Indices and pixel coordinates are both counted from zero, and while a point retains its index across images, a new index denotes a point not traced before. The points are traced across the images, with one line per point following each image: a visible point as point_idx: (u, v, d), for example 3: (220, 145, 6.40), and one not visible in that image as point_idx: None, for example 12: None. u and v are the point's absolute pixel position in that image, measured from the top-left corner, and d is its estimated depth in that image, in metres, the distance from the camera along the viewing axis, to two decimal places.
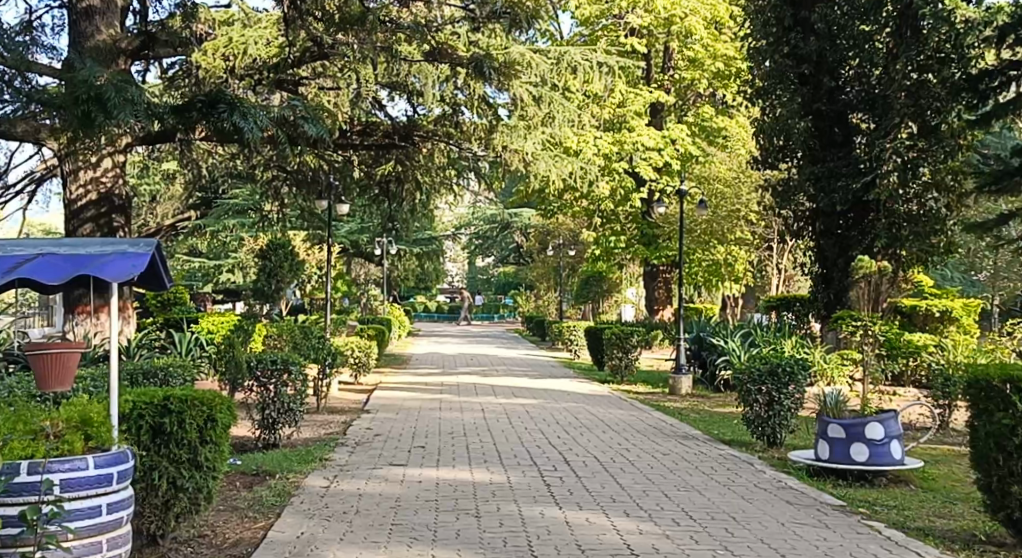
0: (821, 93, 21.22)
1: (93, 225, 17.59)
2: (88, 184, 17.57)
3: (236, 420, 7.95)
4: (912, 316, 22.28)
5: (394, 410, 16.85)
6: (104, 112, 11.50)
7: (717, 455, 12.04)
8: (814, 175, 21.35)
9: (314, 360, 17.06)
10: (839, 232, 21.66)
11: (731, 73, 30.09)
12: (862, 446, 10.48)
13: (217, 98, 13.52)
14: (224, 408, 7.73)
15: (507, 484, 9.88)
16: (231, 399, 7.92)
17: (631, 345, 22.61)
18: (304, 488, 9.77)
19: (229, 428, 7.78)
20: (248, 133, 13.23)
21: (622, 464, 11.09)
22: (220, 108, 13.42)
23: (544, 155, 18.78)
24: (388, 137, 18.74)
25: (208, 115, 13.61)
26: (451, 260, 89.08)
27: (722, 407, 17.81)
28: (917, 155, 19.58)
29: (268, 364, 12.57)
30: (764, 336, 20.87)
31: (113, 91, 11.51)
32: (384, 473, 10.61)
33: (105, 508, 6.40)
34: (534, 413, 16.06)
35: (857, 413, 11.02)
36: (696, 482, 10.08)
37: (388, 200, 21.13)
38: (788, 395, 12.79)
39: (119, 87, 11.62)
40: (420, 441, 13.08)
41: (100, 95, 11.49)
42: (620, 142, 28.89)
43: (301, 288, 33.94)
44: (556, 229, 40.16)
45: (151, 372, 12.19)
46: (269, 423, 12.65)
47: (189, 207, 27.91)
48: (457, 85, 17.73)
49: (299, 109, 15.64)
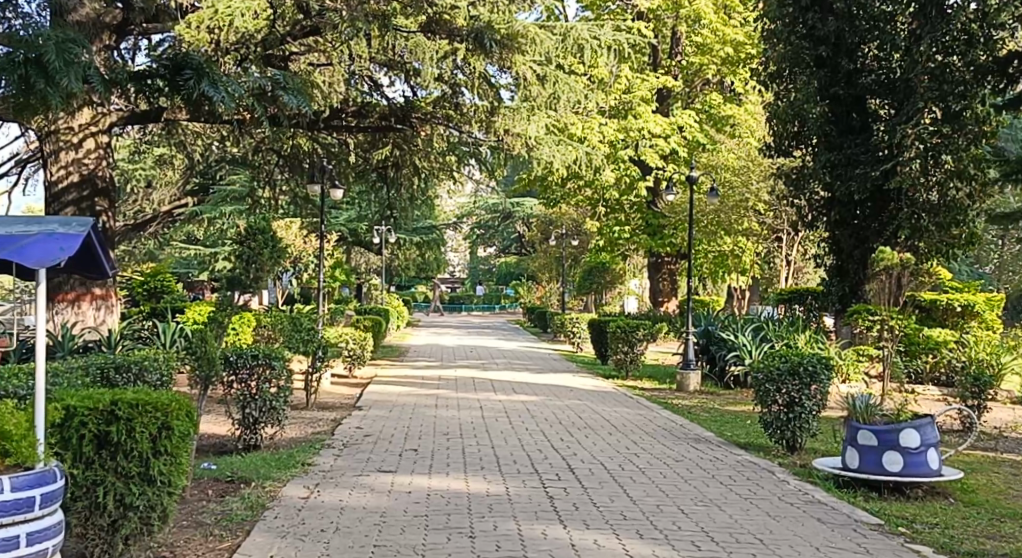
0: (839, 77, 20.30)
1: (74, 211, 16.61)
2: (69, 166, 16.60)
3: (197, 429, 7.05)
4: (932, 310, 21.24)
5: (387, 406, 15.92)
6: (46, 77, 11.19)
7: (735, 461, 11.07)
8: (830, 163, 20.35)
9: (303, 353, 16.10)
10: (856, 223, 20.90)
11: (739, 59, 28.89)
12: (896, 455, 9.56)
13: (184, 64, 13.30)
14: (182, 416, 6.83)
15: (505, 496, 8.93)
16: (193, 404, 7.03)
17: (637, 340, 21.65)
18: (281, 500, 8.85)
19: (188, 439, 6.91)
20: (217, 102, 13.00)
21: (632, 472, 10.12)
22: (187, 75, 13.20)
23: (549, 140, 17.67)
24: (384, 119, 17.87)
25: (175, 81, 13.44)
26: (452, 249, 88.05)
27: (732, 406, 16.85)
28: (939, 142, 18.48)
29: (248, 359, 11.63)
30: (776, 331, 20.08)
31: (55, 53, 11.20)
32: (371, 482, 9.66)
33: (22, 539, 5.71)
34: (535, 412, 15.10)
35: (889, 418, 10.13)
36: (715, 495, 9.11)
37: (386, 186, 20.23)
38: (809, 395, 11.85)
39: (61, 48, 11.30)
40: (414, 443, 12.14)
41: (41, 57, 11.21)
42: (626, 129, 27.80)
43: (295, 276, 32.99)
44: (559, 218, 39.32)
45: (123, 366, 11.30)
46: (249, 423, 11.77)
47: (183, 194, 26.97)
48: (457, 66, 16.85)
49: (286, 88, 14.74)
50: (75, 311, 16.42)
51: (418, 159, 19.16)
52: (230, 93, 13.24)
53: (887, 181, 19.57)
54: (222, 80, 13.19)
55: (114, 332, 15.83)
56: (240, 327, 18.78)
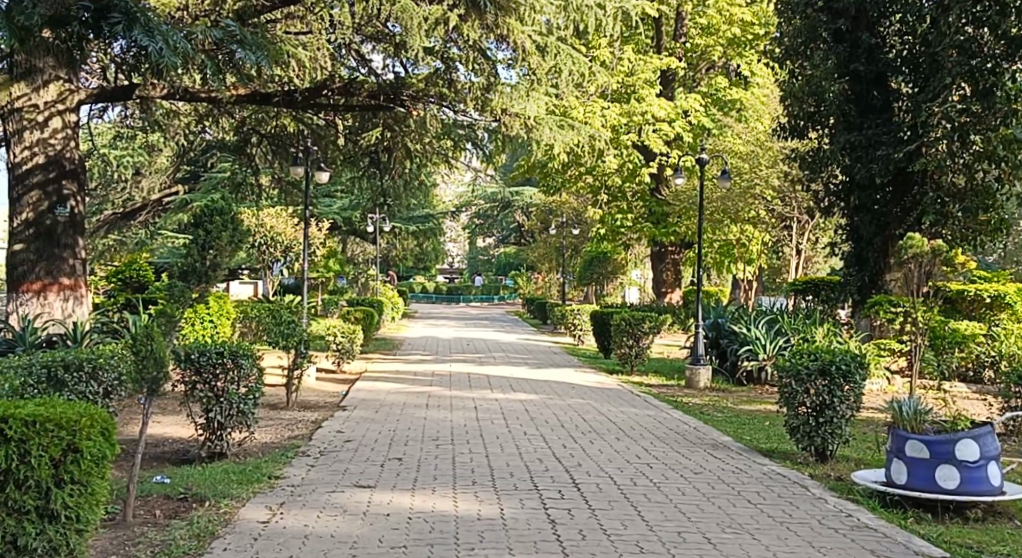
0: (859, 52, 19.01)
1: (39, 194, 15.12)
2: (33, 146, 15.14)
3: (116, 451, 6.56)
4: (958, 301, 19.53)
5: (373, 406, 14.59)
6: None
7: (761, 474, 9.77)
8: (850, 144, 18.85)
9: (283, 348, 14.74)
10: (876, 208, 19.50)
11: (746, 39, 27.66)
12: (952, 470, 8.30)
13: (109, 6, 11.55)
14: (94, 434, 6.35)
15: (499, 521, 7.69)
16: (110, 421, 6.53)
17: (642, 333, 20.16)
18: (236, 525, 7.59)
19: (103, 463, 6.42)
20: (152, 52, 11.29)
21: (646, 489, 8.81)
22: (113, 19, 11.40)
23: (549, 119, 16.52)
24: (373, 98, 16.68)
25: (101, 29, 11.67)
26: (450, 240, 86.99)
27: (748, 405, 15.55)
28: (967, 121, 16.88)
29: (213, 356, 10.31)
30: (792, 323, 18.74)
31: None
32: (345, 500, 8.37)
33: None
34: (535, 413, 13.79)
35: (940, 425, 8.81)
36: (745, 519, 7.88)
37: (378, 171, 18.93)
38: (842, 398, 10.55)
39: None
40: (398, 451, 10.82)
41: None
42: (629, 114, 26.31)
43: (287, 266, 31.61)
44: (559, 207, 38.03)
45: (74, 365, 10.12)
46: (214, 428, 10.47)
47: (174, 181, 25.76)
48: (449, 38, 15.51)
49: (243, 42, 12.92)
50: (41, 303, 14.99)
51: (410, 141, 17.83)
52: (170, 44, 11.51)
53: (910, 164, 18.17)
54: (159, 28, 11.49)
55: (81, 326, 14.43)
56: (194, 326, 17.39)
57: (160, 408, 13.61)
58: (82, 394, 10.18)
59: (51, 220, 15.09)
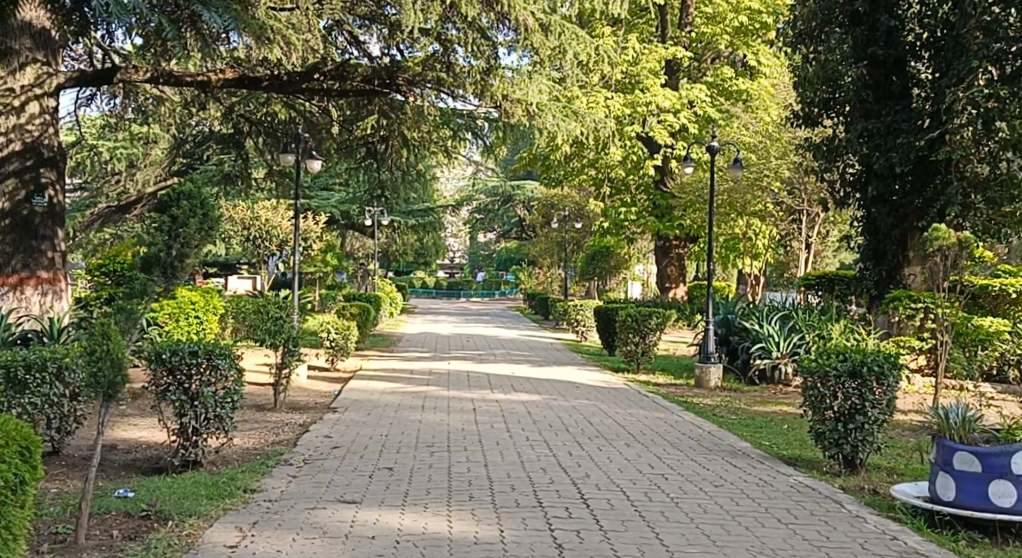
0: (878, 35, 18.05)
1: (16, 182, 13.97)
2: (10, 132, 13.98)
3: (38, 477, 6.05)
4: (980, 297, 18.61)
5: (366, 408, 13.69)
6: None
7: (789, 487, 8.85)
8: (868, 133, 17.80)
9: (270, 347, 13.76)
10: (895, 199, 18.60)
11: (753, 28, 26.74)
12: (1007, 485, 7.40)
13: None
14: (11, 455, 5.86)
15: (498, 546, 6.80)
16: (32, 441, 6.06)
17: (649, 330, 19.20)
18: (199, 554, 6.72)
19: (21, 490, 5.89)
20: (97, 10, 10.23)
21: (663, 505, 7.91)
22: None
23: (553, 106, 15.56)
24: (367, 83, 15.66)
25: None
26: (450, 235, 86.14)
27: (762, 406, 14.66)
28: (992, 107, 15.66)
29: (186, 356, 9.39)
30: (807, 318, 17.81)
31: None
32: (325, 519, 7.47)
33: None
34: (538, 416, 12.88)
35: (991, 437, 7.87)
36: (777, 544, 7.01)
37: (374, 161, 17.99)
38: (874, 402, 9.61)
39: None
40: (388, 460, 9.90)
41: None
42: (633, 104, 25.31)
43: (283, 261, 30.58)
44: (561, 201, 37.05)
45: (37, 365, 9.25)
46: (188, 434, 9.54)
47: (167, 174, 24.76)
48: (447, 18, 14.50)
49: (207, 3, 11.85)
50: (18, 298, 13.95)
51: (407, 129, 16.82)
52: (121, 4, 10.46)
53: (932, 153, 17.17)
54: None
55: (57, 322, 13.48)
56: (174, 323, 16.69)
57: (138, 412, 12.64)
58: (46, 397, 9.31)
59: (29, 211, 14.04)
